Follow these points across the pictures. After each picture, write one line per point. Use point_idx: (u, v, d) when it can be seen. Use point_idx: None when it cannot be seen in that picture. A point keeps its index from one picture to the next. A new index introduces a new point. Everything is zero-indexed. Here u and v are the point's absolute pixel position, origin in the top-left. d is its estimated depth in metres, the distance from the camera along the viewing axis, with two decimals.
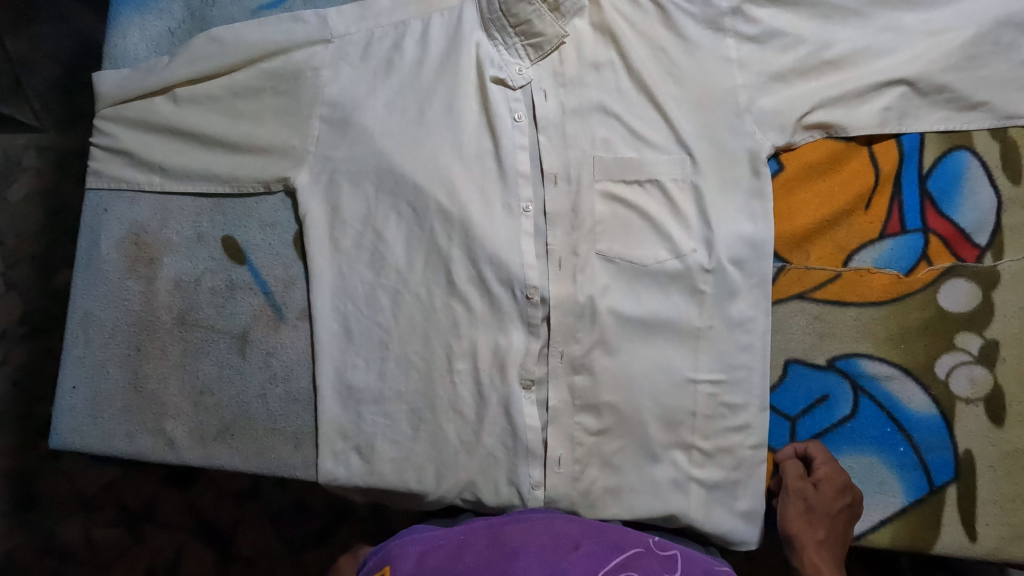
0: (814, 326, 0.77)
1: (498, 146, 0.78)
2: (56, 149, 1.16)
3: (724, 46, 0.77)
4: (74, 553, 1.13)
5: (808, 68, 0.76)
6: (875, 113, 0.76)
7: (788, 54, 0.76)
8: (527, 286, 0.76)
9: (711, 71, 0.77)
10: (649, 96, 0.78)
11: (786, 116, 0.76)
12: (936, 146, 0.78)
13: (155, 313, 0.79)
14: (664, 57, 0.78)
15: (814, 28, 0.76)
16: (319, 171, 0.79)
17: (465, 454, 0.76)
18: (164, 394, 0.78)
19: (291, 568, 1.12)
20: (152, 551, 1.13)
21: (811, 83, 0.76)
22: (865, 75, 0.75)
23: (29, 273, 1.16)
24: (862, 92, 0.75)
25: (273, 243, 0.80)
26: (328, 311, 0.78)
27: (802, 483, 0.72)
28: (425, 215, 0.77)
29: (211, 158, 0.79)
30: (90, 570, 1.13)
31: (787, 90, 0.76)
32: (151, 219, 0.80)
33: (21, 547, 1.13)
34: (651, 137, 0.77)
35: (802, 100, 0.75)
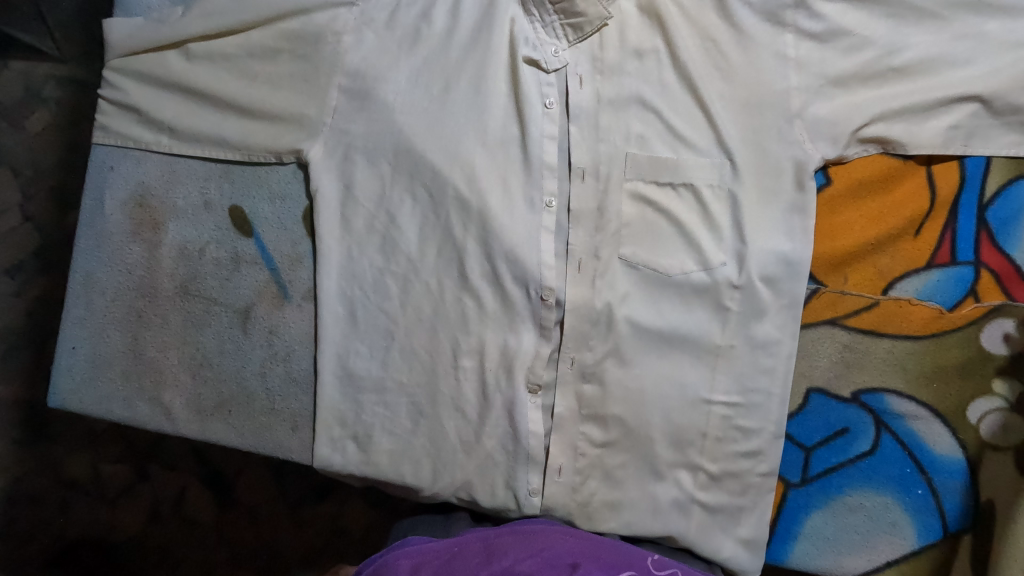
0: (842, 355, 0.72)
1: (526, 133, 0.72)
2: (76, 82, 1.12)
3: (782, 42, 0.70)
4: (82, 485, 1.15)
5: (871, 76, 0.69)
6: (940, 131, 0.69)
7: (853, 59, 0.69)
8: (542, 287, 0.72)
9: (765, 70, 0.70)
10: (693, 93, 0.71)
11: (842, 127, 0.69)
12: (1000, 171, 0.71)
13: (158, 280, 0.76)
14: (714, 50, 0.71)
15: (884, 30, 0.68)
16: (334, 146, 0.74)
17: (463, 453, 0.74)
18: (163, 363, 0.76)
19: (289, 524, 1.13)
20: (156, 491, 1.15)
21: (874, 94, 0.69)
22: (935, 87, 0.68)
23: (46, 206, 1.13)
24: (929, 106, 0.68)
25: (281, 217, 0.76)
26: (334, 294, 0.75)
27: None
28: (441, 202, 0.73)
29: (222, 122, 0.75)
30: (96, 502, 1.15)
31: (846, 98, 0.70)
32: (157, 180, 0.76)
33: (32, 474, 1.15)
34: (690, 138, 0.72)
35: (862, 112, 0.69)
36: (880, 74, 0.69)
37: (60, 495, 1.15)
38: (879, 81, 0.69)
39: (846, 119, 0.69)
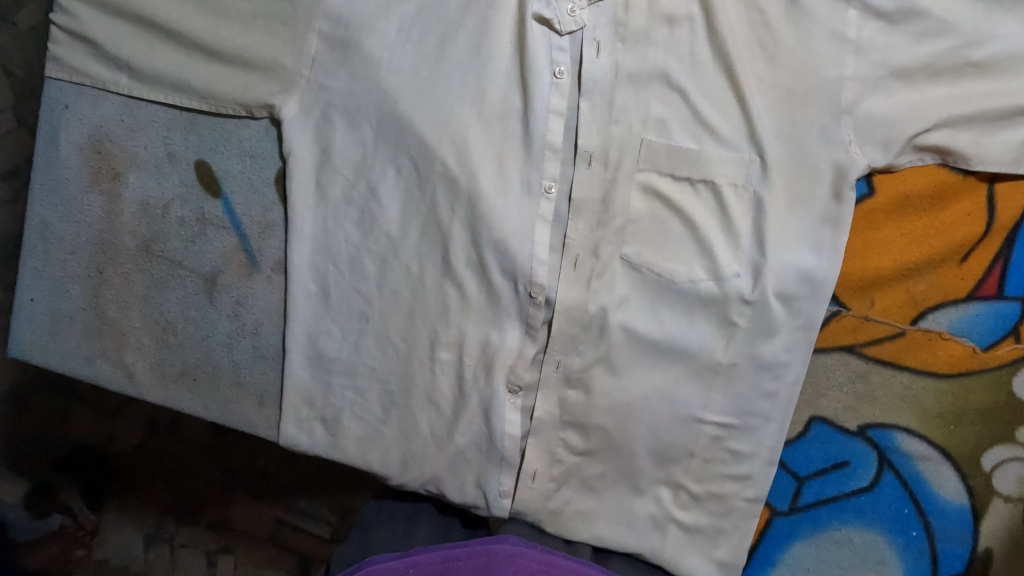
0: (854, 386, 0.66)
1: (529, 106, 0.63)
2: None
3: (844, 21, 0.58)
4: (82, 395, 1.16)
5: (942, 73, 0.58)
6: (1014, 145, 0.58)
7: (924, 49, 0.57)
8: (532, 283, 0.65)
9: (818, 54, 0.59)
10: (728, 74, 0.61)
11: (898, 131, 0.59)
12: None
13: (118, 236, 0.70)
14: (761, 23, 0.60)
15: (970, 14, 0.56)
16: (311, 103, 0.66)
17: (434, 448, 0.70)
18: (125, 324, 0.72)
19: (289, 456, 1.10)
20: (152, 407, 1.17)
21: (942, 94, 0.58)
22: (1015, 94, 0.57)
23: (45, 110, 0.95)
24: (1004, 115, 0.57)
25: (251, 177, 0.68)
26: (305, 268, 0.69)
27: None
28: (427, 178, 0.65)
29: (187, 64, 0.66)
30: (93, 412, 1.17)
31: (909, 96, 0.58)
32: (117, 125, 0.69)
33: (32, 381, 1.15)
34: (719, 127, 0.61)
35: (922, 116, 0.58)
36: (954, 71, 0.58)
37: (60, 405, 1.16)
38: (950, 80, 0.58)
39: (905, 122, 0.59)
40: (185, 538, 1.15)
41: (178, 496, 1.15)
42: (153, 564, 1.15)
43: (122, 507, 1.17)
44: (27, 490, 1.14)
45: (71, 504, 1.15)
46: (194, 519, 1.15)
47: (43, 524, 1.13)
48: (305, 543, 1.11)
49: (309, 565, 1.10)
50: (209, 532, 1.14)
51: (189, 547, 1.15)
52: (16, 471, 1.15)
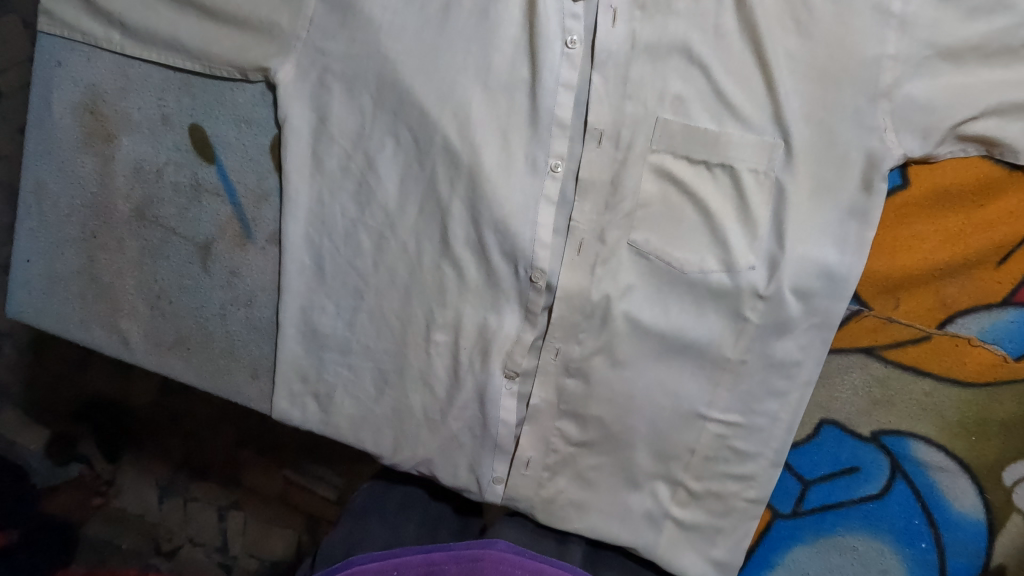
0: (871, 390, 0.62)
1: (538, 77, 0.59)
2: None
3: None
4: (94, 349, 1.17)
5: (993, 55, 0.52)
6: None
7: (975, 28, 0.52)
8: (533, 267, 0.62)
9: (855, 30, 0.54)
10: (755, 50, 0.56)
11: (940, 119, 0.54)
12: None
13: (112, 200, 0.69)
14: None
15: None
16: (308, 67, 0.62)
17: (427, 430, 0.68)
18: (120, 290, 0.70)
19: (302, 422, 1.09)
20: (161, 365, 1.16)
21: (992, 79, 0.53)
22: None
23: None
24: None
25: (246, 144, 0.66)
26: (300, 241, 0.66)
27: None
28: (427, 151, 0.61)
29: (181, 23, 0.63)
30: (105, 366, 1.17)
31: (953, 80, 0.53)
32: (110, 85, 0.66)
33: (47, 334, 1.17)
34: (742, 108, 0.57)
35: (966, 103, 0.53)
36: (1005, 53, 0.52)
37: (78, 355, 1.17)
38: (1002, 64, 0.52)
39: (946, 108, 0.53)
40: (200, 492, 1.16)
41: (189, 453, 1.16)
42: (167, 515, 1.17)
43: (139, 460, 1.18)
44: (48, 438, 1.18)
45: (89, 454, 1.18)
46: (205, 475, 1.16)
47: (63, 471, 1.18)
48: (316, 507, 1.10)
49: (316, 525, 1.11)
50: (219, 488, 1.15)
51: (201, 501, 1.16)
52: (35, 419, 1.18)
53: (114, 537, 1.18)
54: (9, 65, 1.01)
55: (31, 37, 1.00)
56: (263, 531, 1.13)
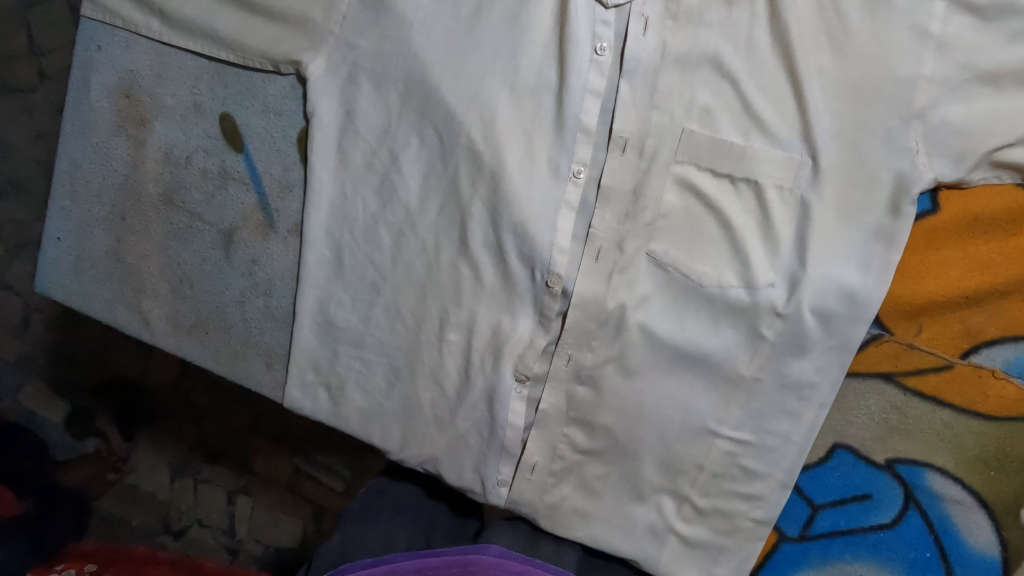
0: (887, 417, 0.61)
1: (565, 83, 0.59)
2: None
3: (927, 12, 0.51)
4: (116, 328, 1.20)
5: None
6: None
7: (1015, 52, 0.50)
8: (550, 272, 0.62)
9: (891, 49, 0.53)
10: (787, 64, 0.55)
11: (975, 143, 0.52)
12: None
13: (142, 183, 0.70)
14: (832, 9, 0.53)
15: None
16: (338, 61, 0.63)
17: (435, 428, 0.68)
18: (144, 272, 0.72)
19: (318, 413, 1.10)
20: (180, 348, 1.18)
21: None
22: None
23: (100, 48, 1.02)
24: None
25: (275, 135, 0.67)
26: (321, 233, 0.67)
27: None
28: (451, 150, 0.62)
29: (218, 13, 0.64)
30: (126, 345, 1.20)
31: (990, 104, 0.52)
32: (147, 71, 0.68)
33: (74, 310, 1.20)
34: (771, 124, 0.56)
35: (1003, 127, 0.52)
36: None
37: (101, 334, 1.19)
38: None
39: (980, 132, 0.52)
40: (210, 475, 1.17)
41: (203, 435, 1.18)
42: (177, 495, 1.19)
43: (153, 439, 1.20)
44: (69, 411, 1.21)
45: (106, 430, 1.21)
46: (216, 459, 1.17)
47: (80, 446, 1.21)
48: (323, 498, 1.11)
49: (323, 516, 1.12)
50: (230, 472, 1.17)
51: (212, 483, 1.18)
52: (58, 392, 1.21)
53: (124, 515, 1.19)
54: (52, 48, 1.05)
55: (76, 20, 1.03)
56: (269, 518, 1.15)
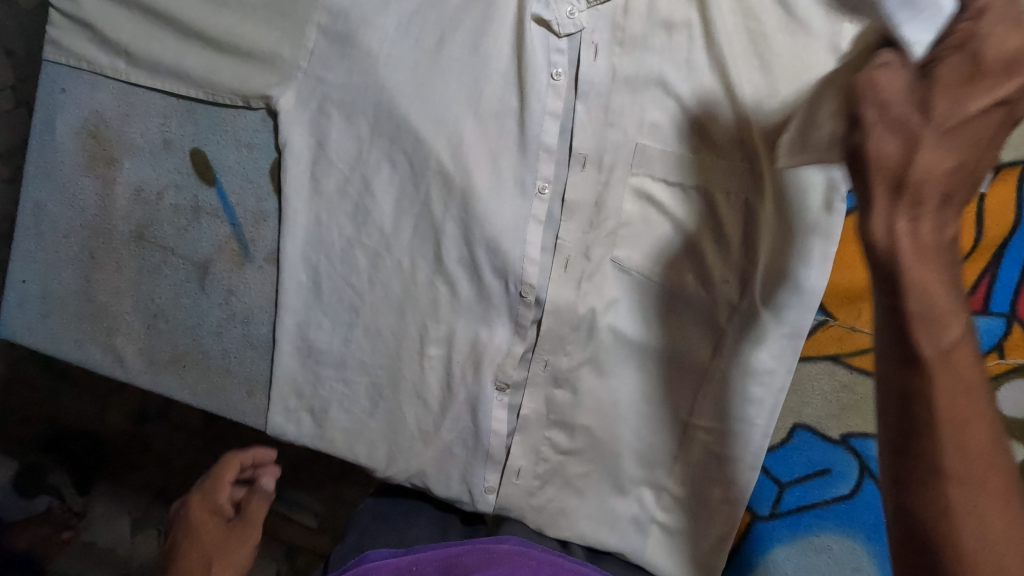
0: (838, 396, 0.67)
1: (525, 107, 0.63)
2: None
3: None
4: (74, 377, 1.16)
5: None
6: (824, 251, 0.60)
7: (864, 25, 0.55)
8: (523, 283, 0.65)
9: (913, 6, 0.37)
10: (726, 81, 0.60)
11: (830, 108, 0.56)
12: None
13: (112, 222, 0.71)
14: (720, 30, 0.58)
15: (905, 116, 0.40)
16: (308, 95, 0.66)
17: (421, 442, 0.70)
18: (117, 310, 0.72)
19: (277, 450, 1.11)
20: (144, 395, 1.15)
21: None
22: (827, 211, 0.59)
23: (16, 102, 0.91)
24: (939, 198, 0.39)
25: (247, 168, 0.69)
26: (298, 260, 0.69)
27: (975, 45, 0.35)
28: (422, 174, 0.65)
29: (186, 53, 0.66)
30: (85, 395, 1.16)
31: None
32: (113, 111, 0.69)
33: (25, 361, 1.15)
34: (713, 136, 0.62)
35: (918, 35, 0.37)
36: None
37: (58, 384, 1.15)
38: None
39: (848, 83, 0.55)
40: (176, 521, 1.14)
41: (168, 481, 1.15)
42: (139, 549, 1.15)
43: (111, 491, 1.16)
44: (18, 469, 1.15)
45: (61, 487, 1.15)
46: None
47: (31, 505, 1.13)
48: (295, 535, 1.10)
49: (296, 554, 1.11)
50: None
51: None
52: (8, 449, 1.15)
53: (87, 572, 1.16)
54: None
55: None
56: None
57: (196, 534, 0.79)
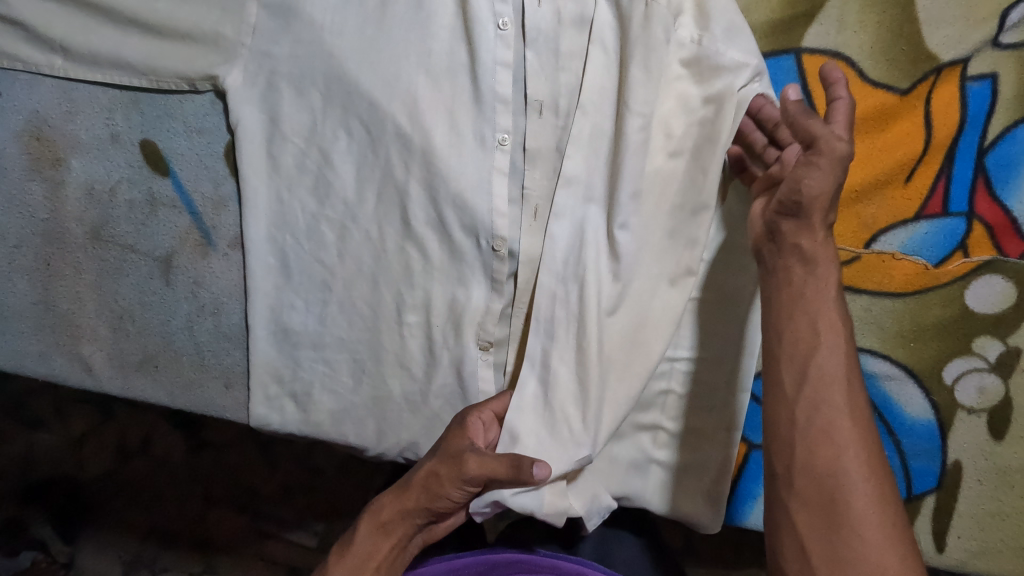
0: None
1: (476, 59, 0.62)
2: None
3: (636, 203, 0.61)
4: (42, 421, 1.08)
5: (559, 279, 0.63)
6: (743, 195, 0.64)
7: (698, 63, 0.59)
8: (494, 237, 0.64)
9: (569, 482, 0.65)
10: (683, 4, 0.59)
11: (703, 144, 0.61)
12: (1014, 68, 0.62)
13: (65, 225, 0.69)
14: (574, 73, 0.62)
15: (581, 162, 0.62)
16: (255, 71, 0.64)
17: (409, 413, 0.69)
18: (79, 316, 0.69)
19: (267, 469, 1.07)
20: (122, 428, 1.08)
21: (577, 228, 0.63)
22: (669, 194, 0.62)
23: None
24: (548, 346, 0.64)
25: (201, 153, 0.68)
26: (263, 241, 0.67)
27: (834, 172, 0.52)
28: (380, 139, 0.64)
29: (124, 41, 0.64)
30: (56, 439, 1.08)
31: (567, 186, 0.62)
32: (55, 111, 0.68)
33: None
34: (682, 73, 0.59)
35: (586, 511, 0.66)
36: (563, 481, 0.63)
37: (24, 432, 1.08)
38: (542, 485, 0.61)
39: (724, 104, 0.59)
40: (169, 560, 1.08)
41: (156, 518, 1.08)
42: None
43: (98, 535, 1.09)
44: None
45: (45, 538, 1.08)
46: (176, 541, 1.08)
47: (15, 561, 1.07)
48: (295, 554, 1.06)
49: None
50: (191, 554, 1.08)
51: (172, 571, 1.08)
52: None
53: None
54: None
55: None
56: None
57: (378, 508, 0.65)
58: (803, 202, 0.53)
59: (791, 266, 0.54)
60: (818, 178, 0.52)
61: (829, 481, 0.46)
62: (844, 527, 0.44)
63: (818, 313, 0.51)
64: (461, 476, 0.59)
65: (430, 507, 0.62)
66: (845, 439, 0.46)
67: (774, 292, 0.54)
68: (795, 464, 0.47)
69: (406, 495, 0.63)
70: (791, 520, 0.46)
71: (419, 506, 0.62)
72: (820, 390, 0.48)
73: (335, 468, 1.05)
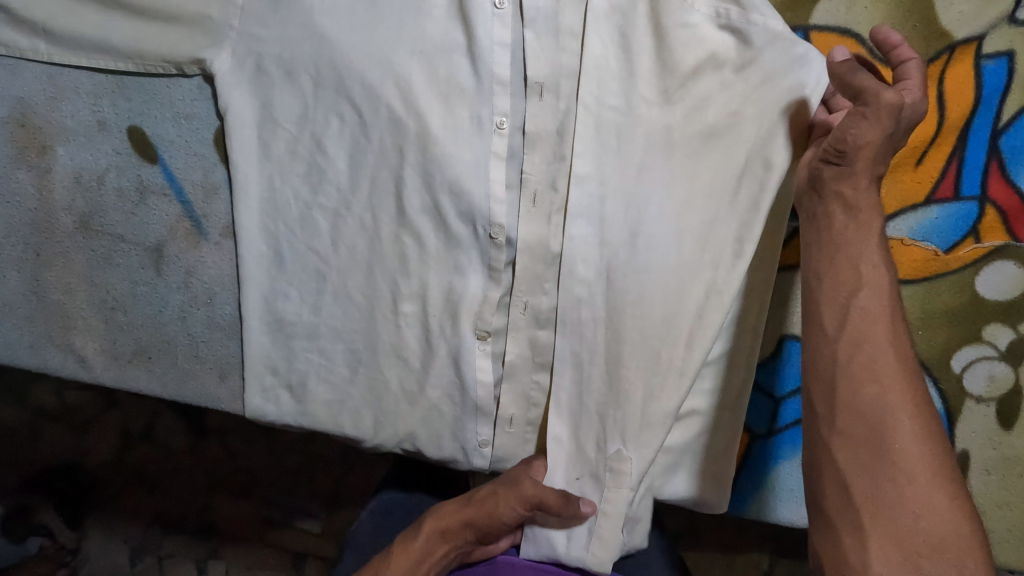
0: None
1: (472, 40, 0.60)
2: None
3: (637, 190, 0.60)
4: (43, 409, 1.07)
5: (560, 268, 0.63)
6: None
7: (702, 43, 0.57)
8: (491, 224, 0.62)
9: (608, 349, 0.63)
10: None
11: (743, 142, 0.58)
12: None
13: (54, 214, 0.67)
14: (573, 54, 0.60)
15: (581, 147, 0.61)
16: (243, 54, 0.62)
17: (407, 403, 0.68)
18: (71, 307, 0.68)
19: (270, 458, 1.06)
20: (124, 416, 1.07)
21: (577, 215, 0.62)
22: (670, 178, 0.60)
23: None
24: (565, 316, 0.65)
25: (190, 140, 0.66)
26: (256, 230, 0.66)
27: (887, 122, 0.49)
28: (374, 123, 0.62)
29: (108, 24, 0.62)
30: (58, 428, 1.07)
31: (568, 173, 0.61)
32: (41, 97, 0.66)
33: None
34: (681, 57, 0.57)
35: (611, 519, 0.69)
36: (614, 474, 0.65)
37: (26, 421, 1.07)
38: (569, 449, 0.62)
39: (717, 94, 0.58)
40: (174, 546, 1.08)
41: (159, 506, 1.08)
42: None
43: (102, 521, 1.09)
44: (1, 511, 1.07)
45: (52, 526, 1.07)
46: (179, 527, 1.08)
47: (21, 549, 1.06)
48: (297, 541, 1.06)
49: (303, 563, 1.07)
50: (195, 540, 1.08)
51: (177, 556, 1.09)
52: None
53: None
54: None
55: None
56: None
57: (440, 514, 0.68)
58: (848, 152, 0.51)
59: (833, 212, 0.53)
60: (865, 128, 0.50)
61: (874, 426, 0.46)
62: (890, 465, 0.45)
63: (861, 257, 0.50)
64: (524, 495, 0.64)
65: (486, 523, 0.66)
66: (889, 378, 0.46)
67: (816, 239, 0.53)
68: (841, 413, 0.47)
69: (469, 508, 0.66)
70: (834, 457, 0.47)
71: (478, 519, 0.66)
72: (866, 331, 0.48)
73: (336, 456, 1.04)
